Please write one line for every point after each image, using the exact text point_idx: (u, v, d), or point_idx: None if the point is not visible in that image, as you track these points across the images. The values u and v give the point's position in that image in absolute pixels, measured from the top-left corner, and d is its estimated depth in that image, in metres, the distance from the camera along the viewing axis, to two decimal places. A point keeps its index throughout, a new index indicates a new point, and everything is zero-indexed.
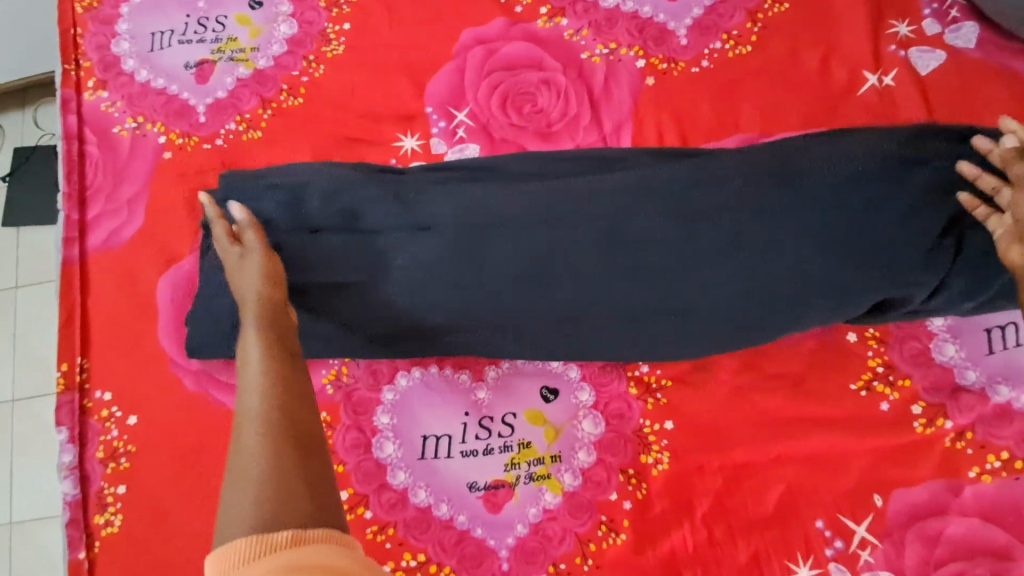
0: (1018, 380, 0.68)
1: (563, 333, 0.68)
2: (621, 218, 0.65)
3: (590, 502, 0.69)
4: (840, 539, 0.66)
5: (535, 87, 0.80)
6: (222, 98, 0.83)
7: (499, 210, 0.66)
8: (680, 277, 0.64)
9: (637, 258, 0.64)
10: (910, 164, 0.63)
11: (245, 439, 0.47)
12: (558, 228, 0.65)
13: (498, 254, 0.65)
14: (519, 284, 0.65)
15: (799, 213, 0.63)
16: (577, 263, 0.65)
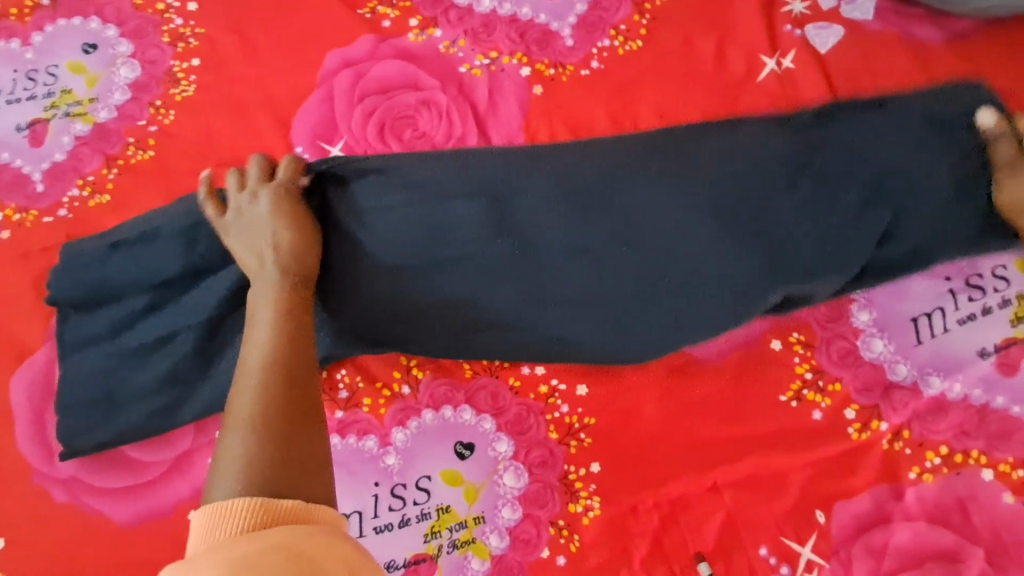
0: (949, 370, 0.64)
1: (482, 345, 0.64)
2: (537, 221, 0.61)
3: (521, 563, 0.63)
4: (785, 564, 0.61)
5: (414, 110, 0.72)
6: (61, 161, 0.73)
7: (404, 227, 0.61)
8: (576, 261, 0.61)
9: (557, 263, 0.61)
10: (819, 138, 0.62)
11: (245, 391, 0.47)
12: (448, 221, 0.61)
13: (385, 252, 0.61)
14: (434, 299, 0.62)
15: (698, 181, 0.60)
16: (494, 268, 0.61)
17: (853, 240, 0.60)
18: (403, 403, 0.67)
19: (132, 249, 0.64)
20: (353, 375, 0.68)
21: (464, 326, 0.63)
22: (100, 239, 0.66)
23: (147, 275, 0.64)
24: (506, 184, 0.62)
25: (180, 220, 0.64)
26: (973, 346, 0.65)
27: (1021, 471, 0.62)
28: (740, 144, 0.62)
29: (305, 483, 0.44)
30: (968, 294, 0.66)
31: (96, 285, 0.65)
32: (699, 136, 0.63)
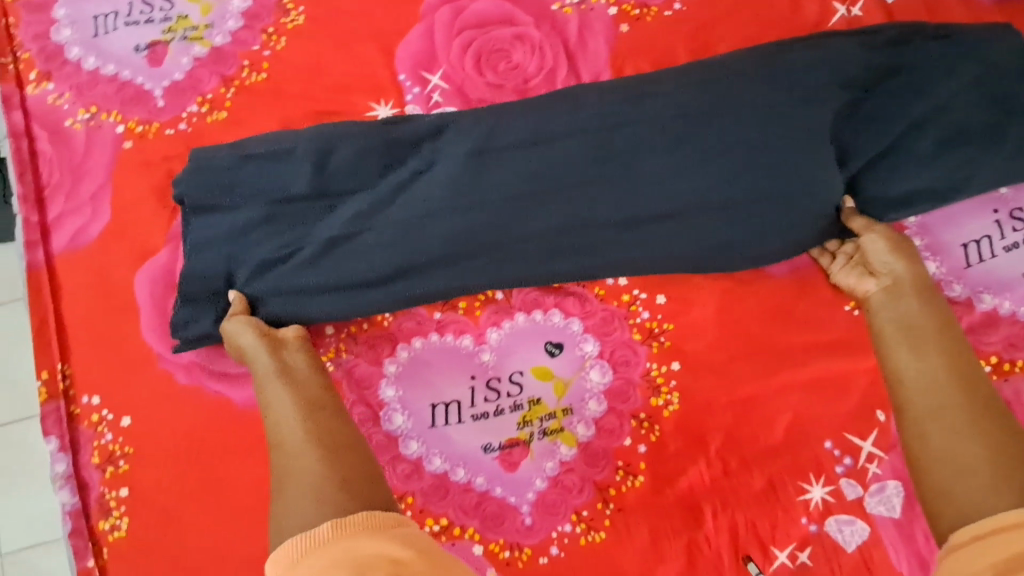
0: (1000, 288, 0.70)
1: (564, 262, 0.68)
2: (628, 146, 0.66)
3: (605, 449, 0.70)
4: (848, 456, 0.67)
5: (509, 44, 0.78)
6: (180, 80, 0.79)
7: (510, 154, 0.67)
8: (667, 180, 0.66)
9: (643, 180, 0.66)
10: (890, 74, 0.67)
11: (290, 449, 0.57)
12: (549, 149, 0.67)
13: (494, 174, 0.66)
14: (525, 217, 0.66)
15: (788, 101, 0.65)
16: (586, 186, 0.66)
17: (908, 161, 0.67)
18: (497, 307, 0.73)
19: (262, 163, 0.68)
20: None
21: (551, 243, 0.67)
22: (228, 151, 0.70)
23: (273, 191, 0.68)
24: (605, 113, 0.67)
25: (311, 141, 0.68)
26: (1019, 269, 0.70)
27: None
28: (827, 75, 0.66)
29: (347, 455, 0.56)
30: (1013, 224, 0.71)
31: (224, 194, 0.69)
32: (784, 58, 0.67)
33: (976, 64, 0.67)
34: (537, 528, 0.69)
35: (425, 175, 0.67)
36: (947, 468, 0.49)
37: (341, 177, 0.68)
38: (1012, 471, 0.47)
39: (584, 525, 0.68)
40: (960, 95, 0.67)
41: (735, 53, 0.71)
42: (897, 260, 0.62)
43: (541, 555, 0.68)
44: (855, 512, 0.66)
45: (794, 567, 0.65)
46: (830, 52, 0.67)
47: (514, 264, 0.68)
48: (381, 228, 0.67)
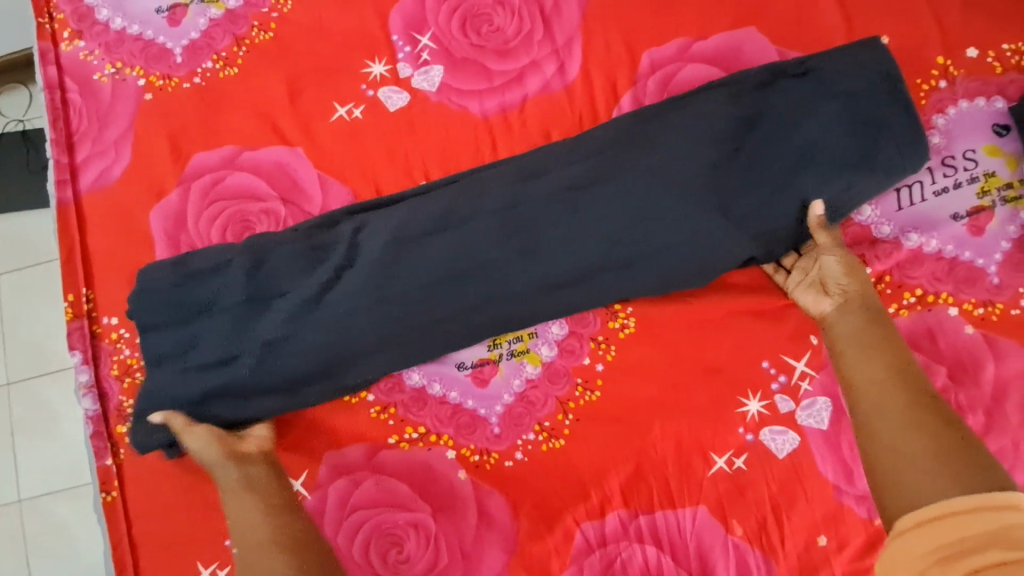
0: (926, 228, 0.77)
1: (499, 322, 0.74)
2: (539, 227, 0.72)
3: (566, 368, 0.78)
4: (783, 374, 0.75)
5: (491, 9, 0.87)
6: (196, 39, 0.89)
7: (432, 243, 0.72)
8: (577, 245, 0.72)
9: (557, 254, 0.72)
10: (750, 125, 0.73)
11: (256, 554, 0.64)
12: (467, 240, 0.72)
13: (417, 262, 0.72)
14: (460, 296, 0.72)
15: (667, 175, 0.71)
16: (508, 267, 0.72)
17: (792, 198, 0.72)
18: None
19: (205, 278, 0.74)
20: None
21: (486, 307, 0.73)
22: (173, 268, 0.75)
23: (215, 303, 0.73)
24: (513, 198, 0.74)
25: (246, 252, 0.74)
26: (947, 211, 0.77)
27: (981, 309, 0.75)
28: (699, 146, 0.72)
29: (310, 549, 0.65)
30: (943, 170, 0.78)
31: (168, 311, 0.74)
32: (653, 133, 0.74)
33: (833, 99, 0.73)
34: (504, 436, 0.77)
35: (354, 270, 0.72)
36: (897, 460, 0.57)
37: (272, 275, 0.73)
38: (952, 458, 0.55)
39: (545, 433, 0.76)
40: (824, 129, 0.72)
41: (616, 122, 0.77)
42: (852, 278, 0.70)
43: (507, 459, 0.76)
44: (787, 423, 0.74)
45: (731, 471, 0.74)
46: (694, 125, 0.73)
47: (455, 331, 0.74)
48: (315, 319, 0.72)
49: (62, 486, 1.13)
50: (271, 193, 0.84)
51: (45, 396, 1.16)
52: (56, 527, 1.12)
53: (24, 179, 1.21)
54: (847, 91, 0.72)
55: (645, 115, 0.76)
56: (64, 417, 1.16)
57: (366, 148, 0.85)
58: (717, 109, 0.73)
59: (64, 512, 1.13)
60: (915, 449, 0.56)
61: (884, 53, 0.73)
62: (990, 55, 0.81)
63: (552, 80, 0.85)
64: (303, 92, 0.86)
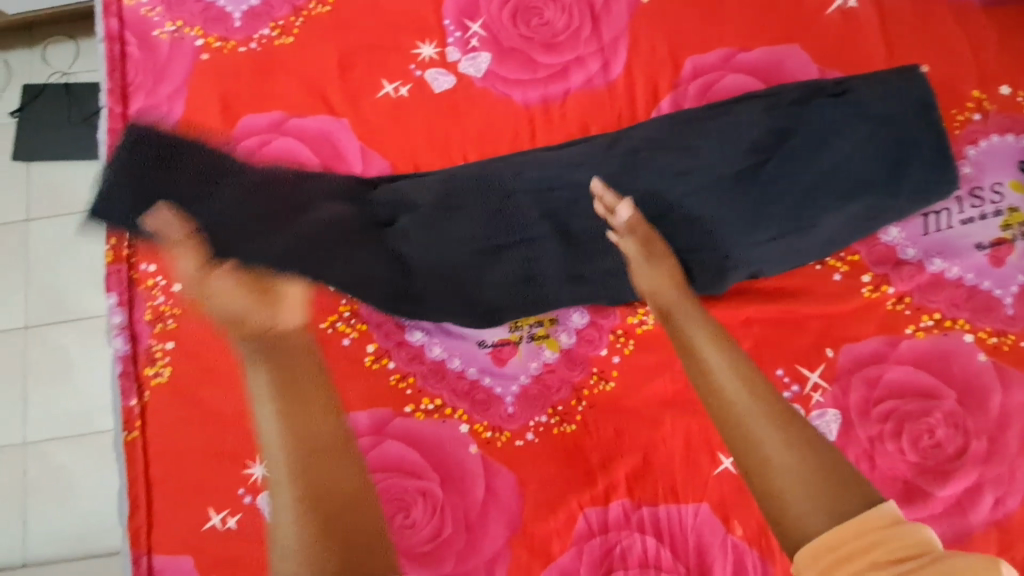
0: (950, 255, 0.79)
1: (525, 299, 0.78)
2: (574, 209, 0.76)
3: (583, 357, 0.80)
4: (796, 384, 0.77)
5: (543, 3, 0.89)
6: (255, 5, 0.91)
7: (476, 209, 0.76)
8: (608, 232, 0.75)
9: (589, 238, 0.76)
10: (787, 132, 0.75)
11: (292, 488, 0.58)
12: (506, 210, 0.76)
13: (463, 222, 0.76)
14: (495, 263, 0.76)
15: (706, 176, 0.74)
16: (541, 241, 0.76)
17: (822, 209, 0.74)
18: None
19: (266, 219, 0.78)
20: None
21: (516, 279, 0.76)
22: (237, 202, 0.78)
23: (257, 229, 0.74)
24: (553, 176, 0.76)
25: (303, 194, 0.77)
26: (971, 240, 0.79)
27: (995, 338, 0.76)
28: (734, 150, 0.74)
29: (342, 504, 0.58)
30: (971, 201, 0.80)
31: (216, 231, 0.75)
32: (696, 131, 0.76)
33: (869, 119, 0.74)
34: (517, 416, 0.79)
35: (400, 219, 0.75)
36: (777, 461, 0.53)
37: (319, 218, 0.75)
38: (834, 474, 0.51)
39: (557, 417, 0.78)
40: (858, 146, 0.74)
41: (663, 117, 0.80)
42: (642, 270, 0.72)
43: (518, 439, 0.78)
44: None
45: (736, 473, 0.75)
46: (737, 127, 0.75)
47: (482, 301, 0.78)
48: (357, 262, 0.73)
49: (75, 431, 1.16)
50: (314, 160, 0.87)
51: (66, 342, 1.19)
52: (65, 470, 1.15)
53: (66, 129, 1.24)
54: (883, 112, 0.74)
55: (693, 114, 0.78)
56: (81, 364, 1.18)
57: (408, 126, 0.88)
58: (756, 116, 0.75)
59: (74, 456, 1.15)
60: (779, 457, 0.53)
61: (924, 78, 0.74)
62: (1022, 95, 0.84)
63: (594, 77, 0.88)
64: (353, 65, 0.89)
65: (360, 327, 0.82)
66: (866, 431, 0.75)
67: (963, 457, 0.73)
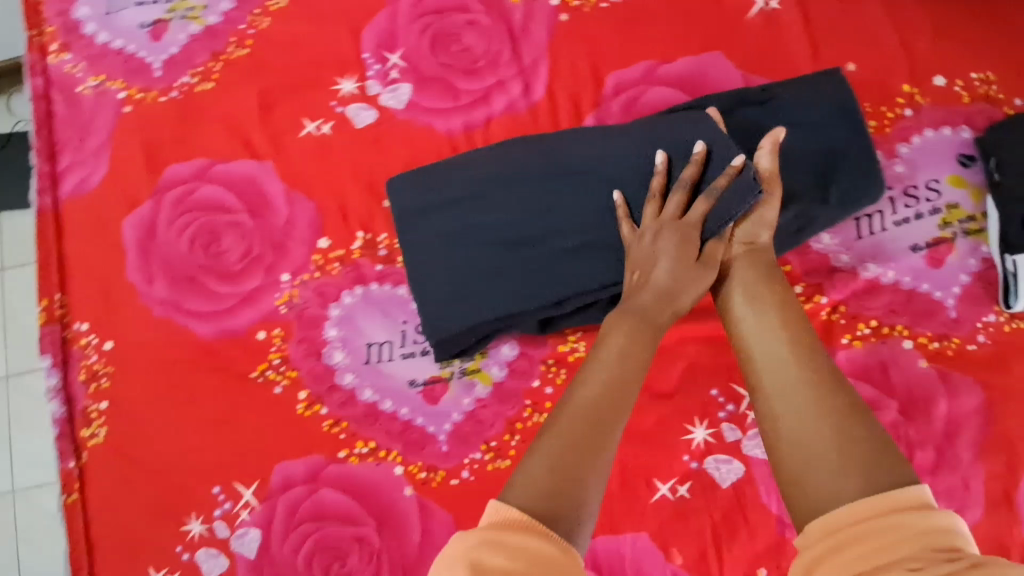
0: (885, 259, 0.76)
1: (479, 327, 0.76)
2: (521, 226, 0.75)
3: (516, 389, 0.78)
4: (731, 403, 0.76)
5: (460, 28, 0.87)
6: (176, 54, 0.91)
7: (504, 212, 0.75)
8: (546, 256, 0.74)
9: (532, 261, 0.74)
10: None
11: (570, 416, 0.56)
12: (499, 226, 0.75)
13: (482, 232, 0.76)
14: (460, 289, 0.75)
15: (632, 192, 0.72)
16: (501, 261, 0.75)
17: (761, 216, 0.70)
18: None
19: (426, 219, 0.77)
20: (391, 238, 0.84)
21: (478, 304, 0.75)
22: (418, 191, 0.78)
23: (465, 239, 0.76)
24: (520, 189, 0.75)
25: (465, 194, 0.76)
26: (906, 242, 0.76)
27: (936, 343, 0.74)
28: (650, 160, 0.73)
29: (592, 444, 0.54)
30: (905, 201, 0.77)
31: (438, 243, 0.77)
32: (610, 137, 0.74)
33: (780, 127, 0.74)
34: (452, 454, 0.78)
35: (458, 240, 0.76)
36: (809, 456, 0.52)
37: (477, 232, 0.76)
38: (856, 442, 0.51)
39: (492, 453, 0.77)
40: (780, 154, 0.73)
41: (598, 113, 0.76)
42: (680, 267, 0.66)
43: (453, 477, 0.77)
44: (732, 452, 0.74)
45: (674, 498, 0.74)
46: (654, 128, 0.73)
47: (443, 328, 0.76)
48: (453, 280, 0.76)
49: (41, 485, 1.16)
50: (239, 207, 0.85)
51: (29, 395, 1.20)
52: (31, 524, 1.15)
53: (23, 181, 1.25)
54: (796, 118, 0.74)
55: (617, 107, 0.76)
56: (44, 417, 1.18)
57: (331, 164, 0.86)
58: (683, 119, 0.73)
59: (41, 511, 1.15)
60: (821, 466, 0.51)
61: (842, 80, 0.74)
62: (958, 84, 0.80)
63: (516, 100, 0.85)
64: (273, 106, 0.88)
65: (290, 375, 0.81)
66: None
67: None
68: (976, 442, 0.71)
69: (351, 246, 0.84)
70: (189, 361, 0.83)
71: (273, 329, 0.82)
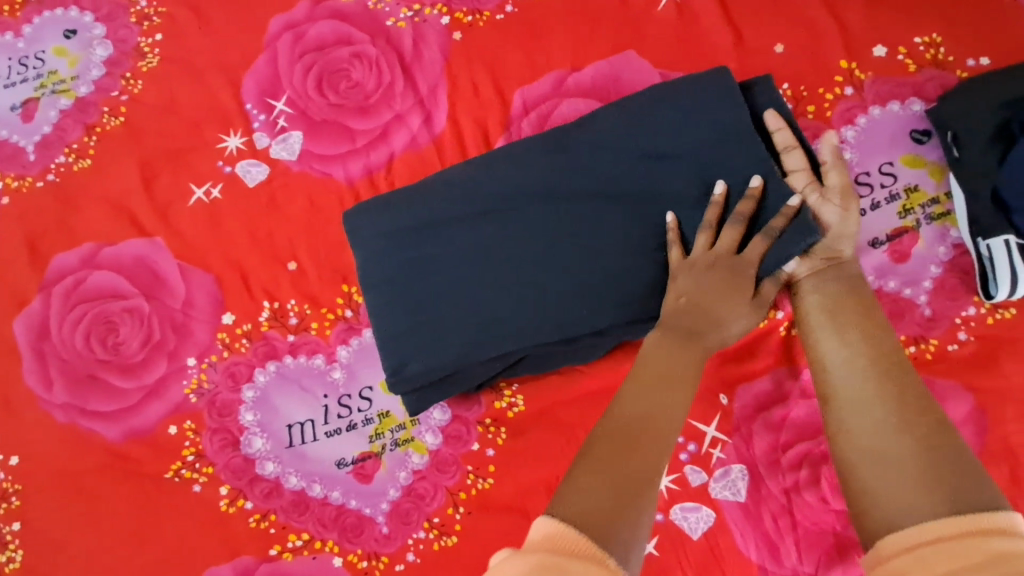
0: None
1: (465, 369, 0.68)
2: (515, 248, 0.67)
3: (454, 456, 0.71)
4: (693, 442, 0.67)
5: (348, 63, 0.80)
6: (49, 133, 0.84)
7: (488, 234, 0.67)
8: (521, 288, 0.66)
9: (514, 293, 0.66)
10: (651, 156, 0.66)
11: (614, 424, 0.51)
12: (483, 250, 0.67)
13: (462, 259, 0.67)
14: (455, 323, 0.67)
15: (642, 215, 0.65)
16: (502, 285, 0.66)
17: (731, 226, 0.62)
18: (346, 324, 0.75)
19: (400, 254, 0.69)
20: (301, 303, 0.76)
21: (479, 336, 0.66)
22: (387, 212, 0.70)
23: (441, 267, 0.68)
24: (510, 206, 0.68)
25: (442, 218, 0.69)
26: (864, 237, 0.67)
27: (912, 347, 0.65)
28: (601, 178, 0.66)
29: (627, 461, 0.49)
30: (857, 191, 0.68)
31: (409, 274, 0.69)
32: (561, 156, 0.67)
33: (725, 127, 0.65)
34: (394, 536, 0.69)
35: (428, 270, 0.68)
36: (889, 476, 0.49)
37: (460, 259, 0.68)
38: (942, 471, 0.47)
39: (436, 531, 0.69)
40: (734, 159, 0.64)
41: (615, 121, 0.68)
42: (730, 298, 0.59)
43: (397, 562, 0.69)
44: (699, 498, 0.66)
45: (642, 557, 0.65)
46: (670, 147, 0.65)
47: (429, 372, 0.67)
48: (437, 318, 0.67)
49: None
50: (134, 290, 0.78)
51: None
52: None
53: None
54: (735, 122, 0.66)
55: (643, 113, 0.67)
56: None
57: (227, 230, 0.78)
58: (626, 131, 0.66)
59: None
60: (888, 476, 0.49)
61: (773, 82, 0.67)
62: (901, 52, 0.72)
63: (418, 134, 0.78)
64: (158, 176, 0.81)
65: (207, 471, 0.73)
66: (780, 483, 0.65)
67: None
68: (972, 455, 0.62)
69: (258, 319, 0.76)
70: (100, 468, 0.75)
71: (184, 421, 0.74)
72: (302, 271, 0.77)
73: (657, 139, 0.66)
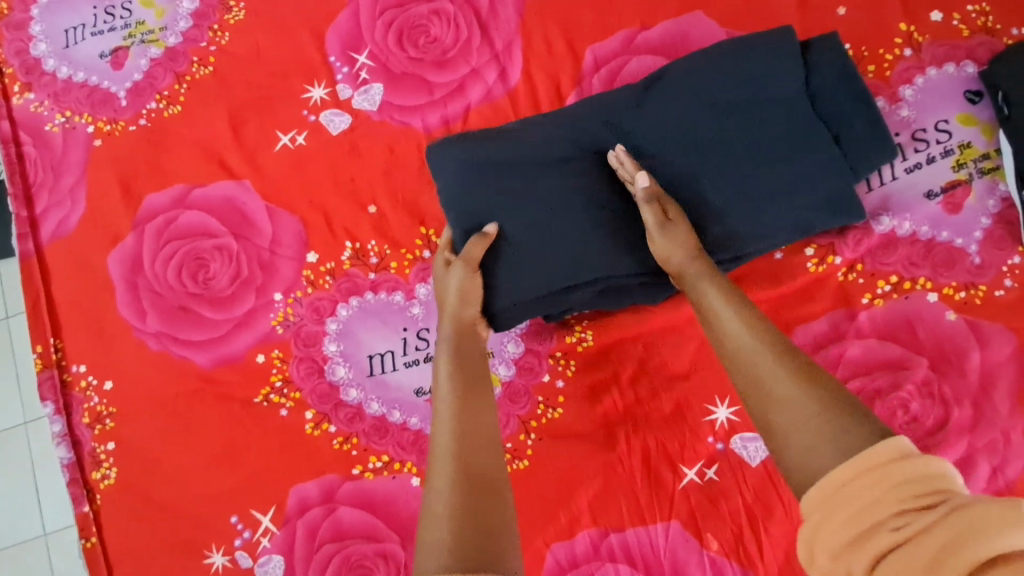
0: (899, 210, 0.72)
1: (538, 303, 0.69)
2: (596, 189, 0.70)
3: (526, 387, 0.76)
4: None
5: (427, 19, 0.84)
6: (139, 80, 0.89)
7: (571, 175, 0.70)
8: (599, 225, 0.68)
9: (590, 227, 0.68)
10: (722, 111, 0.71)
11: (443, 424, 0.57)
12: (562, 186, 0.69)
13: (546, 193, 0.69)
14: (536, 253, 0.68)
15: (722, 159, 0.69)
16: (582, 220, 0.68)
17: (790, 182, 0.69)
18: (424, 264, 0.80)
19: (483, 183, 0.70)
20: (381, 244, 0.81)
21: (560, 269, 0.68)
22: (473, 144, 0.72)
23: (525, 198, 0.69)
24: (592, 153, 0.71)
25: (526, 155, 0.71)
26: (920, 190, 0.72)
27: (962, 292, 0.70)
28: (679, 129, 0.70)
29: (485, 499, 0.51)
30: (914, 146, 0.73)
31: (490, 202, 0.69)
32: (640, 111, 0.72)
33: (790, 89, 0.71)
34: None
35: (510, 199, 0.69)
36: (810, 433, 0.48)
37: (543, 192, 0.69)
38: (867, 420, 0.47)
39: (508, 455, 0.74)
40: (796, 117, 0.70)
41: (691, 71, 0.72)
42: (464, 307, 0.66)
43: None
44: (757, 429, 0.71)
45: (702, 483, 0.71)
46: (735, 99, 0.71)
47: (509, 301, 0.68)
48: (517, 247, 0.68)
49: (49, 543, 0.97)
50: (222, 229, 0.83)
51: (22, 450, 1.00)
52: None
53: None
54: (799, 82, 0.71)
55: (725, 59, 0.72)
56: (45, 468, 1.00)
57: (311, 175, 0.83)
58: (697, 88, 0.71)
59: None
60: (811, 432, 0.47)
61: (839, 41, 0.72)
62: (957, 17, 0.76)
63: (493, 88, 0.82)
64: (245, 122, 0.85)
65: (294, 397, 0.78)
66: None
67: (946, 429, 0.67)
68: (1013, 393, 0.67)
69: (341, 258, 0.81)
70: (190, 392, 0.80)
71: (272, 350, 0.80)
72: (382, 215, 0.82)
73: (727, 96, 0.71)
